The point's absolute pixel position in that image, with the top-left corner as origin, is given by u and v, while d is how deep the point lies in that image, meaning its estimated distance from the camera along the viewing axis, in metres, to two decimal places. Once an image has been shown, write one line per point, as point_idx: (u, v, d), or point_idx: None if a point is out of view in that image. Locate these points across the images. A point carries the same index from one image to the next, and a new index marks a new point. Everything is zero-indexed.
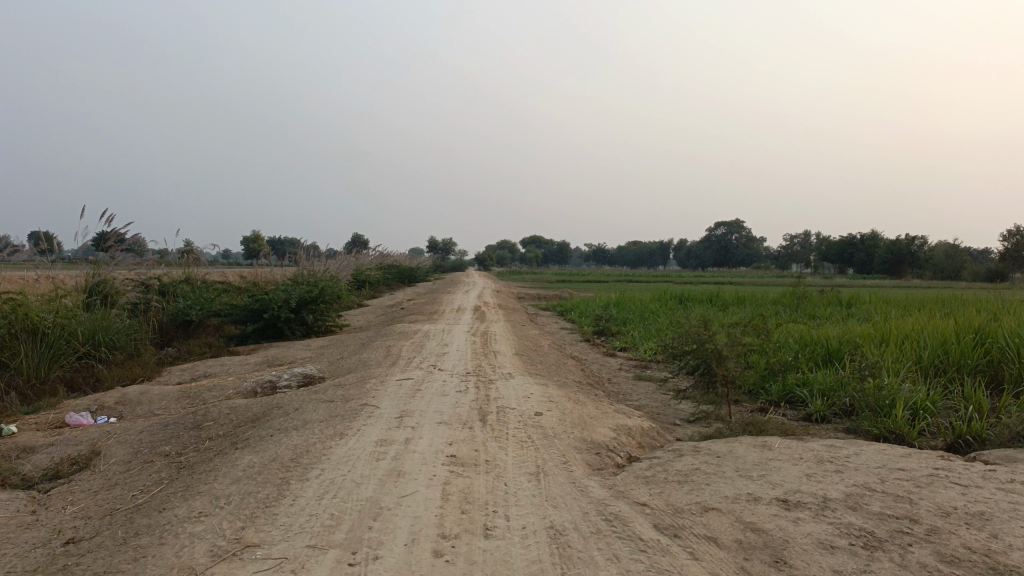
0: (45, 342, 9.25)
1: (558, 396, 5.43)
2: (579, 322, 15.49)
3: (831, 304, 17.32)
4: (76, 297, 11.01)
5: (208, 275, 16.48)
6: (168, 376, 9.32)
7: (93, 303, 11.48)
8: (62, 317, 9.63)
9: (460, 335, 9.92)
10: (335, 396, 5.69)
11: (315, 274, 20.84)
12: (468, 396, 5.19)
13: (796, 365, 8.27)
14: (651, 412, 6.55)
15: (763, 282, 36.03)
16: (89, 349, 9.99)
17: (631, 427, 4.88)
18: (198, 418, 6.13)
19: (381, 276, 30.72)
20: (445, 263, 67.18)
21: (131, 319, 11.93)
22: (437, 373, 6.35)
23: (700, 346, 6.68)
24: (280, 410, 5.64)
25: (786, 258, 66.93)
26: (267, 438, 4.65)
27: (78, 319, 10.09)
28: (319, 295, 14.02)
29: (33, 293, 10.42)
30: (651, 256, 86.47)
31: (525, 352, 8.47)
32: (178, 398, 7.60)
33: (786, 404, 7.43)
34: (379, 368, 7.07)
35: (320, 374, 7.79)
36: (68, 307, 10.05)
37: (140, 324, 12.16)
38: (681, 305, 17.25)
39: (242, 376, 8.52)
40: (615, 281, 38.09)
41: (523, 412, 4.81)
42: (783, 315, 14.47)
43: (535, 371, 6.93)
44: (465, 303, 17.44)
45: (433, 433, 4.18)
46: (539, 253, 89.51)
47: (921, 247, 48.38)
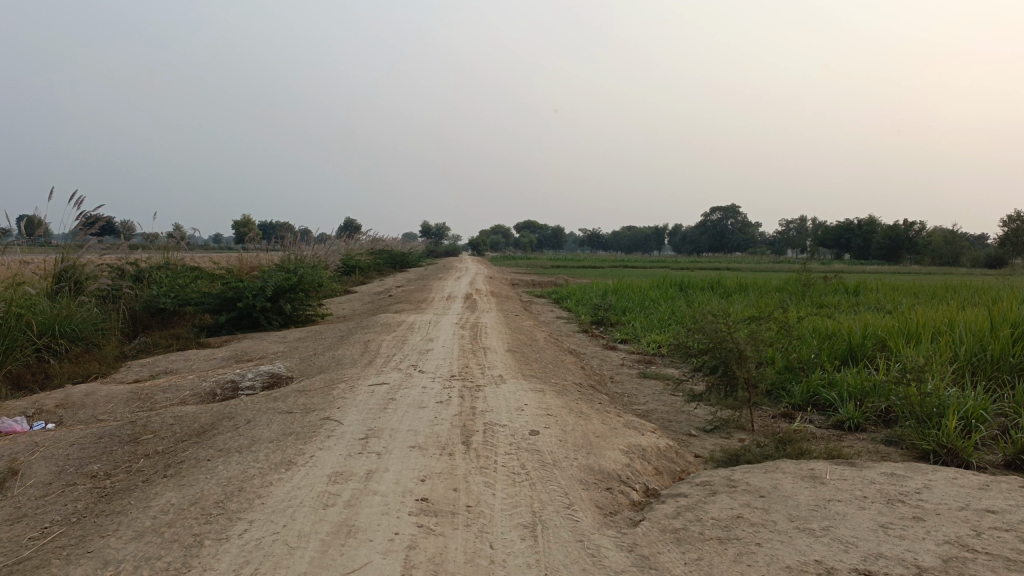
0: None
1: (557, 406, 4.60)
2: (576, 310, 14.68)
3: (837, 292, 16.50)
4: (36, 284, 10.13)
5: (186, 259, 15.53)
6: (125, 373, 8.42)
7: (56, 290, 10.57)
8: (17, 307, 8.77)
9: (447, 328, 9.06)
10: (294, 407, 4.84)
11: (301, 260, 19.93)
12: (450, 409, 4.34)
13: (818, 363, 7.48)
14: (662, 421, 5.74)
15: (762, 269, 35.34)
16: (45, 342, 9.10)
17: (645, 448, 4.05)
18: (140, 429, 5.26)
19: (372, 262, 29.83)
20: (438, 247, 66.23)
21: (98, 307, 11.03)
22: (417, 377, 5.50)
23: (719, 344, 5.85)
24: (230, 422, 4.78)
25: (782, 244, 66.14)
26: (203, 465, 3.80)
27: (35, 307, 9.20)
28: (299, 283, 13.11)
29: None
30: (646, 241, 85.67)
31: (519, 348, 7.62)
32: (128, 401, 6.71)
33: (811, 408, 6.63)
34: (352, 368, 6.21)
35: (288, 374, 6.92)
36: (25, 296, 9.17)
37: (108, 314, 11.29)
38: (681, 293, 16.40)
39: (203, 375, 7.66)
40: (610, 268, 37.31)
41: (515, 430, 3.96)
42: (789, 303, 13.68)
43: (529, 372, 6.08)
44: (456, 291, 16.50)
45: (402, 464, 3.33)
46: (533, 238, 88.60)
47: (919, 233, 47.73)
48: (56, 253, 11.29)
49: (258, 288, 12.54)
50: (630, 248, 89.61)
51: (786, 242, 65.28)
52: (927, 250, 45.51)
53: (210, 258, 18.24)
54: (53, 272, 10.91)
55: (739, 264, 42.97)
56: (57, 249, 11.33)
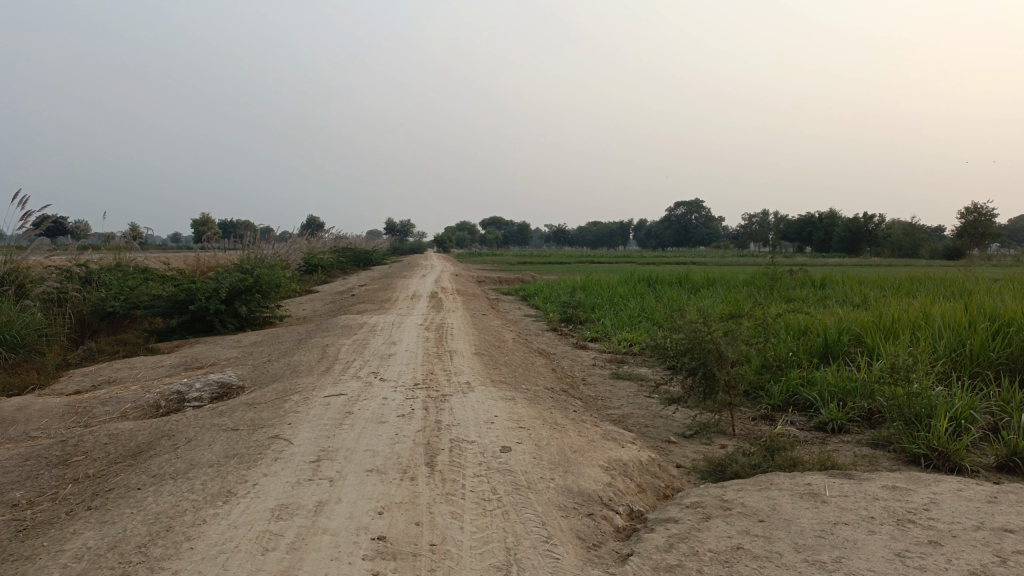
0: None
1: (530, 417, 4.24)
2: (544, 308, 14.35)
3: (805, 286, 16.40)
4: None
5: (138, 259, 14.87)
6: (66, 384, 7.87)
7: None
8: None
9: (412, 330, 8.63)
10: (241, 423, 4.40)
11: (260, 259, 19.30)
12: (413, 424, 3.95)
13: (797, 361, 7.24)
14: (638, 427, 5.42)
15: (727, 263, 35.45)
16: None
17: (627, 463, 3.71)
18: (73, 449, 4.79)
19: (335, 260, 29.22)
20: (403, 245, 65.50)
21: (42, 312, 10.40)
22: (377, 386, 5.10)
23: (699, 345, 5.54)
24: (170, 442, 4.33)
25: (745, 238, 66.59)
26: (132, 496, 3.37)
27: None
28: (256, 284, 12.56)
29: None
30: (612, 236, 85.85)
31: (487, 350, 7.25)
32: (64, 416, 6.18)
33: (791, 409, 6.37)
34: (308, 377, 5.78)
35: (239, 383, 6.46)
36: None
37: (52, 318, 10.67)
38: (650, 288, 16.15)
39: (150, 385, 7.15)
40: (576, 264, 37.15)
41: (485, 447, 3.59)
42: (760, 298, 13.52)
43: (498, 377, 5.72)
44: (420, 290, 16.01)
45: (357, 493, 2.93)
46: (499, 235, 88.32)
47: (879, 226, 48.41)
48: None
49: (212, 290, 11.96)
50: (595, 243, 89.66)
51: (748, 235, 65.72)
52: (886, 242, 46.21)
53: (165, 259, 17.55)
54: None
55: (705, 259, 43.10)
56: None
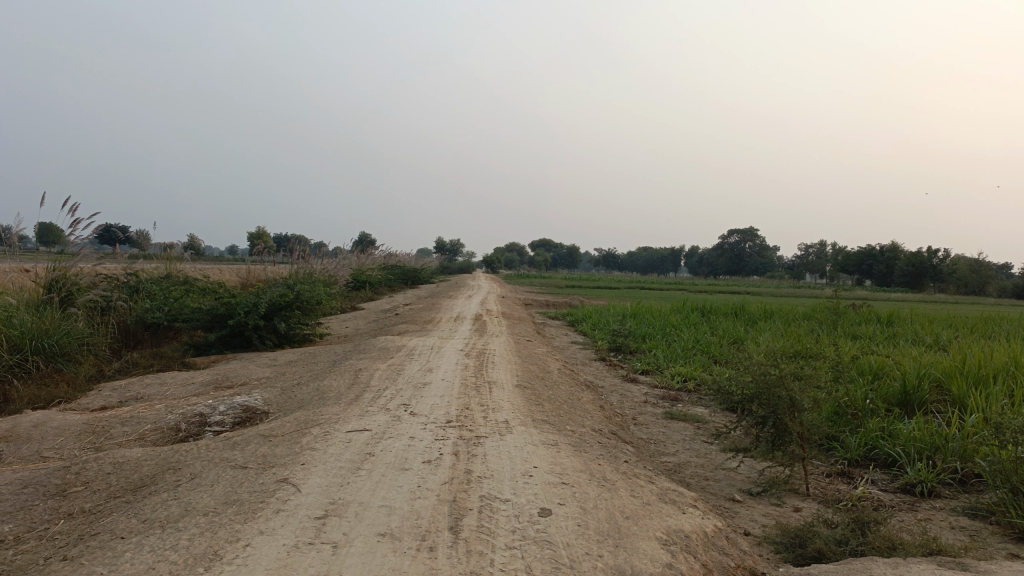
0: None
1: (575, 470, 3.69)
2: (592, 335, 13.75)
3: (869, 322, 15.51)
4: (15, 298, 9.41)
5: (188, 271, 14.80)
6: (94, 398, 7.58)
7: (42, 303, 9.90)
8: None
9: (451, 356, 8.15)
10: (251, 460, 3.93)
11: (307, 274, 19.13)
12: (439, 474, 3.43)
13: (873, 408, 6.53)
14: (697, 480, 4.82)
15: (781, 294, 34.33)
16: (17, 360, 8.37)
17: (690, 536, 3.12)
18: (75, 474, 4.39)
19: (383, 278, 29.05)
20: (452, 264, 65.46)
21: (86, 321, 10.25)
22: (406, 422, 4.61)
23: (769, 390, 4.91)
24: (173, 479, 3.89)
25: (800, 269, 64.77)
26: (111, 547, 2.90)
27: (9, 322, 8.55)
28: (297, 300, 12.22)
29: None
30: (662, 262, 84.56)
31: (530, 382, 6.69)
32: (80, 436, 5.81)
33: (870, 464, 5.70)
34: (334, 406, 5.32)
35: (263, 408, 6.03)
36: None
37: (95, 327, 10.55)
38: (704, 318, 15.41)
39: (175, 404, 6.79)
40: (626, 289, 36.32)
41: (520, 510, 3.04)
42: (823, 334, 12.72)
43: (540, 416, 5.15)
44: (465, 312, 15.53)
45: (362, 569, 2.42)
46: (548, 257, 87.92)
47: (943, 261, 46.48)
48: (49, 259, 10.76)
49: (251, 305, 11.68)
50: (645, 269, 88.47)
51: (803, 266, 63.87)
52: (951, 278, 44.32)
53: (212, 273, 17.51)
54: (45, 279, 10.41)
55: (759, 289, 41.79)
56: (49, 257, 10.73)
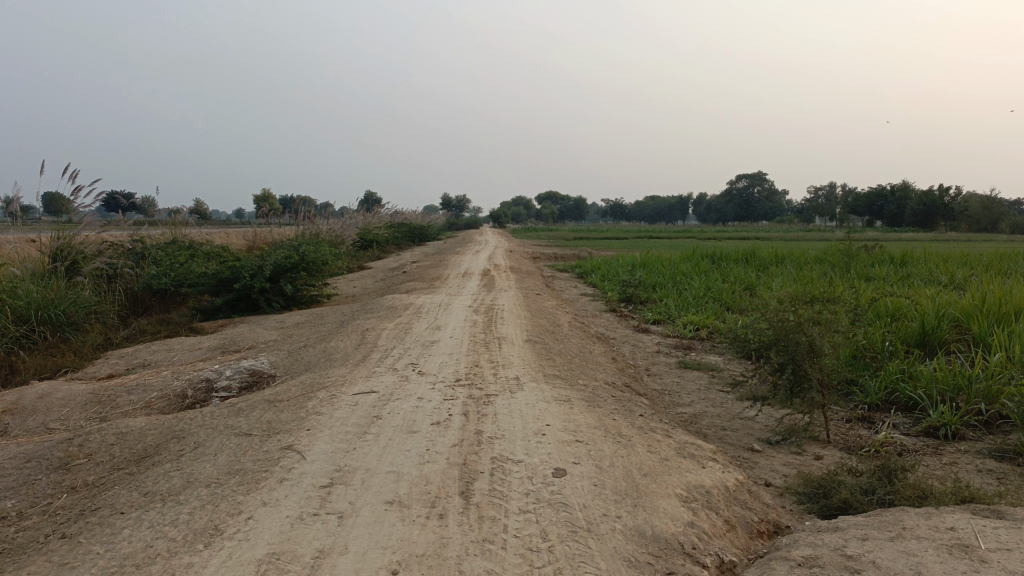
0: None
1: (589, 427, 3.55)
2: (602, 286, 13.58)
3: (882, 263, 15.26)
4: (20, 268, 9.30)
5: (193, 235, 14.65)
6: (101, 367, 7.51)
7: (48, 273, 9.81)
8: None
9: (459, 313, 8.01)
10: (255, 427, 3.82)
11: (312, 235, 18.95)
12: (449, 436, 3.30)
13: (892, 351, 6.37)
14: (714, 431, 4.69)
15: (791, 238, 33.92)
16: (23, 331, 8.30)
17: (711, 492, 2.99)
18: (78, 446, 4.30)
19: (390, 236, 28.86)
20: (459, 220, 65.11)
21: (92, 290, 10.16)
22: (414, 383, 4.48)
23: (788, 336, 4.75)
24: (177, 449, 3.78)
25: (809, 212, 64.13)
26: (111, 523, 2.80)
27: (14, 293, 8.45)
28: (302, 261, 12.08)
29: None
30: (670, 210, 83.89)
31: (540, 336, 6.55)
32: (86, 406, 5.73)
33: (891, 408, 5.56)
34: (340, 368, 5.20)
35: (270, 371, 5.92)
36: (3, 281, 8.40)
37: (102, 295, 10.47)
38: (714, 265, 15.18)
39: (181, 371, 6.70)
40: (634, 239, 35.99)
41: (534, 471, 2.91)
42: (836, 277, 12.51)
43: (552, 371, 5.02)
44: (472, 267, 15.37)
45: (369, 541, 2.30)
46: (555, 210, 87.32)
47: (955, 199, 45.82)
48: (52, 228, 10.62)
49: (256, 268, 11.55)
50: (653, 218, 87.80)
51: (813, 209, 63.15)
52: (963, 216, 43.74)
53: (217, 237, 17.36)
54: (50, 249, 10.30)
55: (768, 234, 41.39)
56: (53, 226, 10.62)
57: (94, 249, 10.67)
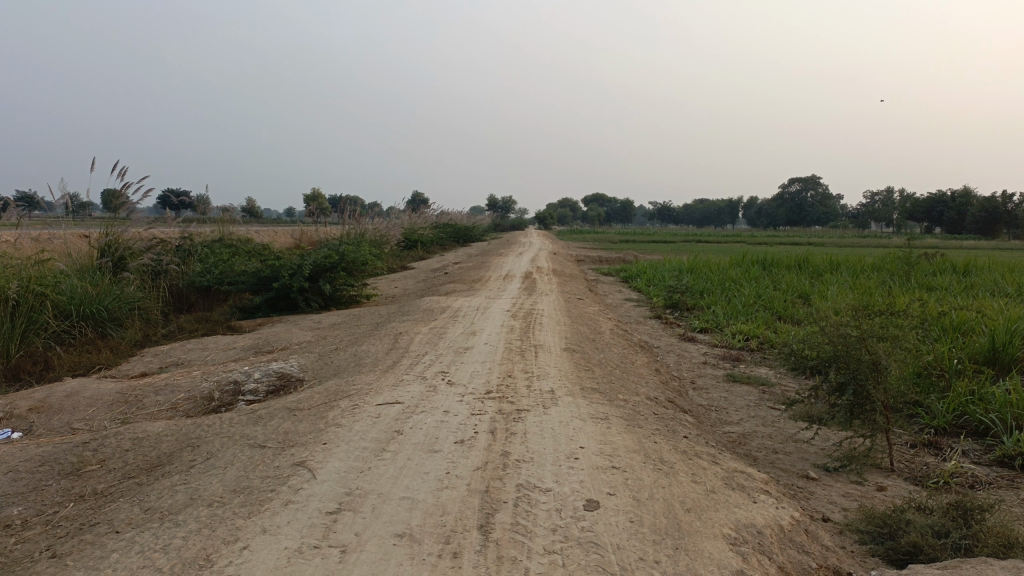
0: (13, 316, 7.69)
1: (628, 451, 3.24)
2: (647, 291, 13.19)
3: (944, 272, 14.54)
4: (65, 262, 9.34)
5: (240, 233, 14.68)
6: (135, 365, 7.44)
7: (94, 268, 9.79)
8: (37, 285, 8.08)
9: (497, 317, 7.74)
10: (271, 438, 3.59)
11: (356, 234, 18.91)
12: (472, 458, 3.02)
13: (959, 369, 5.89)
14: (766, 455, 4.33)
15: (844, 244, 32.90)
16: (65, 325, 8.29)
17: (764, 533, 2.65)
18: (94, 450, 4.14)
19: (435, 237, 28.78)
20: (505, 221, 64.97)
21: (136, 285, 10.18)
22: (441, 394, 4.21)
23: (849, 352, 4.36)
24: (189, 459, 3.57)
25: (864, 218, 62.37)
26: (103, 545, 2.58)
27: (57, 287, 8.46)
28: (342, 261, 11.95)
29: (17, 255, 8.86)
30: (720, 214, 82.47)
31: (580, 345, 6.23)
32: (112, 407, 5.62)
33: (960, 432, 5.10)
34: (368, 374, 4.97)
35: (298, 375, 5.72)
36: (48, 275, 8.43)
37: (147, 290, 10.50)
38: (764, 272, 14.66)
39: (212, 371, 6.57)
40: (680, 243, 35.34)
41: (563, 503, 2.61)
42: (894, 286, 11.92)
43: (590, 384, 4.71)
44: (515, 269, 15.12)
45: None
46: (602, 212, 86.65)
47: (1020, 206, 43.97)
48: (101, 224, 10.67)
49: (296, 266, 11.47)
50: (702, 222, 86.45)
51: (868, 215, 61.40)
52: None
53: (262, 235, 17.44)
54: (97, 244, 10.22)
55: (819, 239, 40.27)
56: (102, 222, 10.67)
57: (141, 244, 10.70)
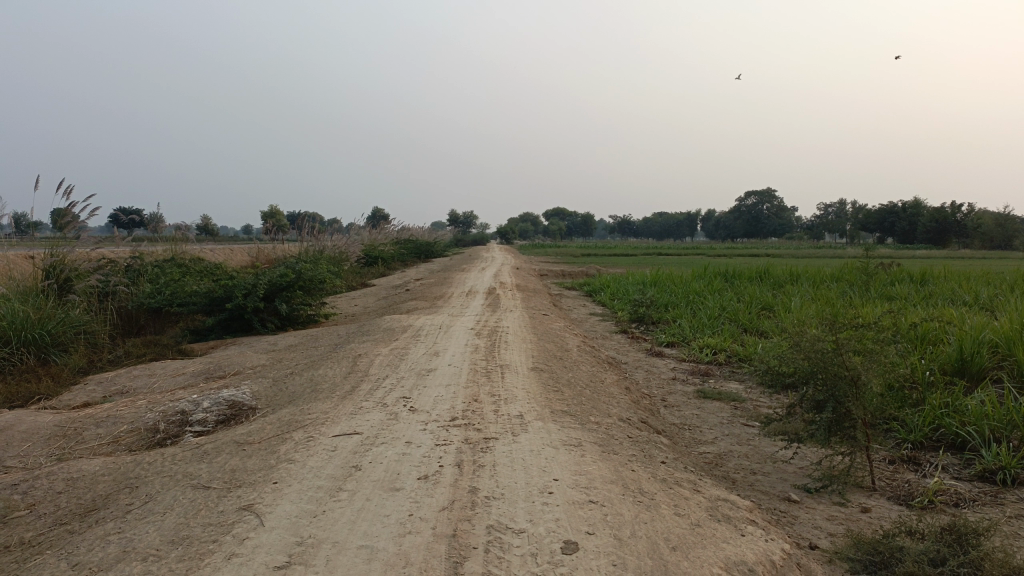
0: None
1: (605, 482, 3.01)
2: (612, 305, 13.05)
3: (902, 281, 14.71)
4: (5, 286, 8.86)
5: (194, 252, 14.20)
6: (77, 394, 7.00)
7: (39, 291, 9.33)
8: None
9: (460, 336, 7.48)
10: (217, 477, 3.29)
11: (314, 251, 18.48)
12: (438, 496, 2.76)
13: (931, 382, 5.80)
14: (745, 477, 4.14)
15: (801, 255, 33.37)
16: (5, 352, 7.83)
17: (756, 570, 2.45)
18: (22, 494, 3.77)
19: (396, 253, 28.40)
20: (466, 236, 64.63)
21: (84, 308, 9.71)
22: (403, 423, 3.94)
23: (827, 367, 4.21)
24: (125, 503, 3.25)
25: (818, 229, 63.54)
26: None
27: None
28: (299, 279, 11.57)
29: None
30: (678, 227, 83.33)
31: (547, 364, 6.00)
32: (49, 442, 5.23)
33: (938, 447, 4.98)
34: (324, 401, 4.67)
35: (251, 403, 5.39)
36: None
37: (95, 313, 10.03)
38: (727, 284, 14.63)
39: (159, 400, 6.19)
40: (642, 257, 35.46)
41: (539, 546, 2.38)
42: (855, 296, 11.96)
43: (559, 406, 4.48)
44: (478, 285, 14.91)
45: None
46: (563, 227, 86.99)
47: (968, 216, 45.18)
48: (45, 245, 10.17)
49: (250, 286, 11.06)
50: (662, 235, 87.25)
51: (823, 226, 62.62)
52: (975, 233, 43.09)
53: (217, 254, 16.93)
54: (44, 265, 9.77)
55: (776, 251, 40.83)
56: (49, 242, 10.21)
57: (88, 264, 10.22)
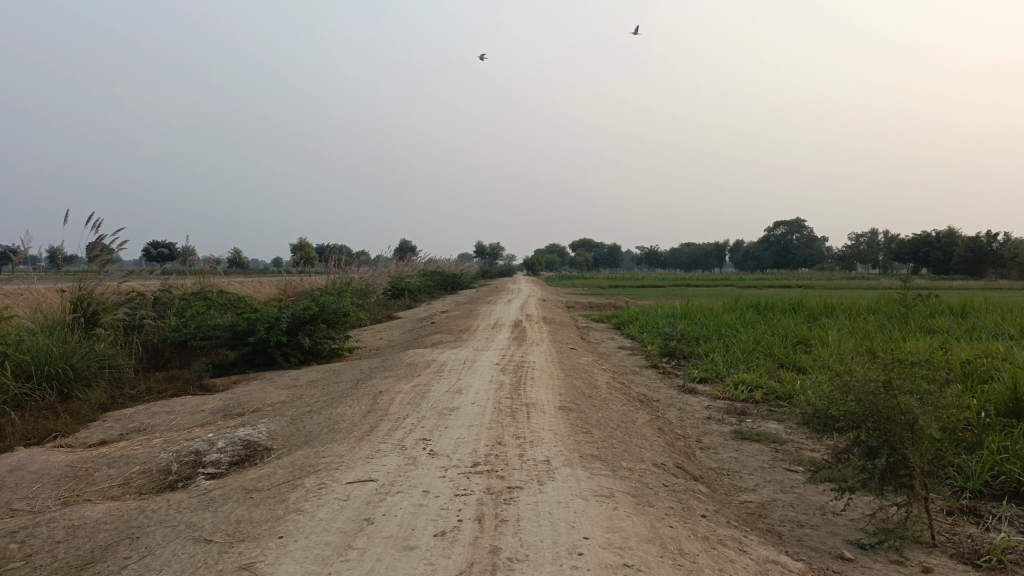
0: None
1: (640, 541, 2.72)
2: (642, 339, 12.72)
3: (941, 313, 14.21)
4: (32, 320, 8.82)
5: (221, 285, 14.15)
6: (94, 432, 6.85)
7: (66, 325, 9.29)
8: None
9: (485, 372, 7.22)
10: (220, 530, 3.06)
11: (340, 284, 18.40)
12: (456, 557, 2.50)
13: (987, 423, 5.41)
14: (791, 531, 3.82)
15: (832, 287, 32.71)
16: (29, 387, 7.74)
17: None
18: (20, 543, 3.56)
19: (423, 285, 28.30)
20: (493, 268, 64.58)
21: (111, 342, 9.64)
22: (421, 469, 3.68)
23: (879, 411, 3.88)
24: (122, 557, 3.02)
25: (850, 260, 62.51)
26: None
27: (21, 346, 7.94)
28: (322, 313, 11.41)
29: None
30: (707, 258, 82.63)
31: (575, 403, 5.72)
32: (59, 482, 5.05)
33: (999, 496, 4.60)
34: (341, 443, 4.43)
35: (266, 443, 5.16)
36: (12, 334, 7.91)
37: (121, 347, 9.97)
38: (759, 317, 14.24)
39: (175, 439, 6.00)
40: (670, 289, 34.99)
41: None
42: (895, 330, 11.51)
43: (589, 450, 4.20)
44: (504, 318, 14.66)
45: None
46: (590, 258, 86.68)
47: (1004, 246, 44.18)
48: (74, 278, 10.16)
49: (274, 320, 10.92)
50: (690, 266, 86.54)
51: (855, 257, 61.67)
52: (1013, 264, 42.06)
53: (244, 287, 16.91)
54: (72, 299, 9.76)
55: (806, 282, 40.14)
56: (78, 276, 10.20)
57: (116, 298, 10.18)
